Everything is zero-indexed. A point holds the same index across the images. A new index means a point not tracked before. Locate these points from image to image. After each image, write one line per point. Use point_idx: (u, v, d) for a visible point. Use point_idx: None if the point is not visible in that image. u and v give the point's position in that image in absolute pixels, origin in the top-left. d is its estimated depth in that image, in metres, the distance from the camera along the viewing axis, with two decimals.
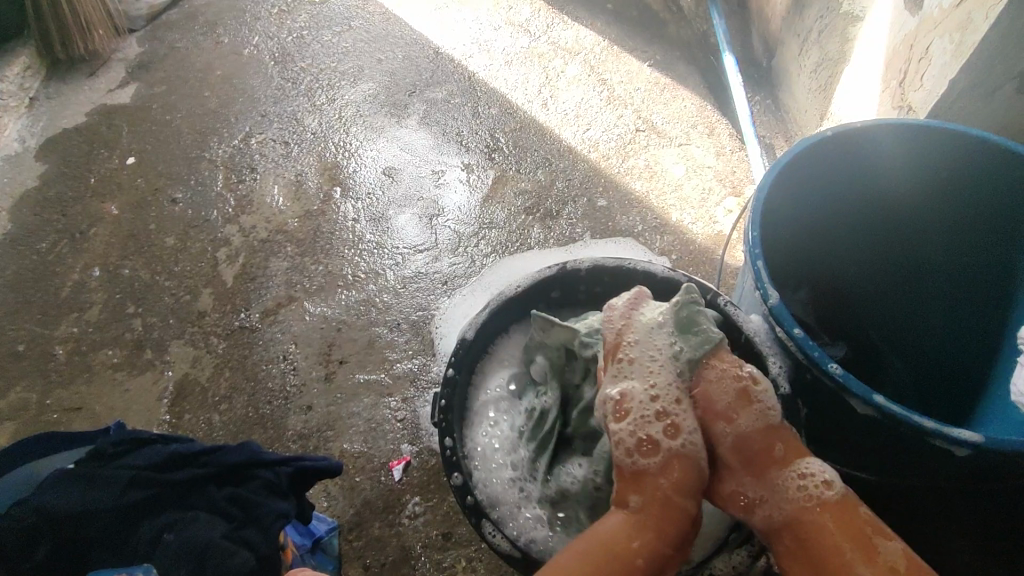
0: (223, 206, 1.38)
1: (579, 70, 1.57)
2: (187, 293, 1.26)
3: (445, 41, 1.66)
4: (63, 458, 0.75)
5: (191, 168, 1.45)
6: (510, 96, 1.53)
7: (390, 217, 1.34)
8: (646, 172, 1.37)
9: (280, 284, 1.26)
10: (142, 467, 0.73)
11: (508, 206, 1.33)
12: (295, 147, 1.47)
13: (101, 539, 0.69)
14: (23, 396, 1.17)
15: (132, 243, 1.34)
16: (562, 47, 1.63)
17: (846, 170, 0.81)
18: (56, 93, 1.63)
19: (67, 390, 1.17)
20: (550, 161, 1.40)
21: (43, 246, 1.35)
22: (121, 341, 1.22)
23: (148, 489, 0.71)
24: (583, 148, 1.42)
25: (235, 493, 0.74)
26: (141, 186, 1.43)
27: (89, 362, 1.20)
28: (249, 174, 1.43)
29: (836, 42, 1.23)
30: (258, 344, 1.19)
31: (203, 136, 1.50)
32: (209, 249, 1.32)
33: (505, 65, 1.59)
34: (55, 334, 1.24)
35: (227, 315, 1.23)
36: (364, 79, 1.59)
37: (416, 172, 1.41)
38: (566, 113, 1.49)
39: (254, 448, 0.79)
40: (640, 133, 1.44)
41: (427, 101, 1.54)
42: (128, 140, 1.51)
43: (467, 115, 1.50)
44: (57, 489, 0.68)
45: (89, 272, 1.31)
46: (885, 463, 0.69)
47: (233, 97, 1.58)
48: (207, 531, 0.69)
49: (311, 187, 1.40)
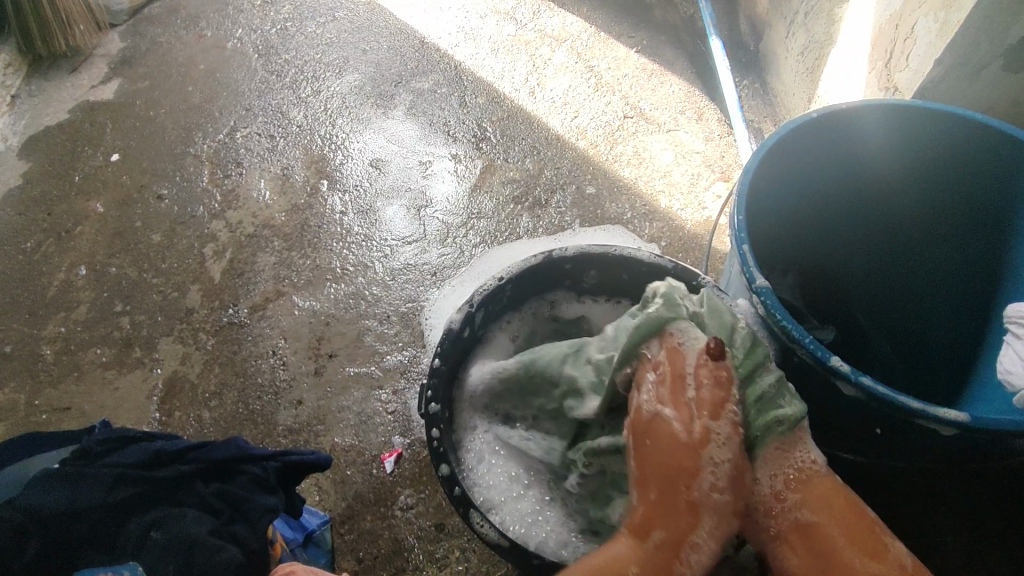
0: (209, 202, 1.37)
1: (566, 57, 1.57)
2: (175, 290, 1.25)
3: (431, 30, 1.65)
4: (48, 458, 0.73)
5: (177, 164, 1.44)
6: (498, 85, 1.52)
7: (378, 209, 1.33)
8: (634, 159, 1.36)
9: (268, 279, 1.25)
10: (128, 466, 0.72)
11: (496, 196, 1.33)
12: (281, 140, 1.46)
13: (90, 538, 0.68)
14: (12, 397, 1.16)
15: (118, 240, 1.33)
16: (549, 35, 1.62)
17: (831, 154, 0.81)
18: (38, 90, 1.61)
19: (55, 391, 1.16)
20: (538, 150, 1.39)
21: (28, 246, 1.34)
22: (110, 339, 1.21)
23: (137, 486, 0.71)
24: (571, 136, 1.42)
25: (222, 489, 0.73)
26: (125, 182, 1.42)
27: (78, 362, 1.19)
28: (235, 169, 1.42)
29: (823, 24, 1.22)
30: (247, 340, 1.18)
31: (188, 132, 1.49)
32: (196, 245, 1.31)
33: (491, 54, 1.59)
34: (42, 334, 1.23)
35: (216, 311, 1.22)
36: (349, 71, 1.58)
37: (403, 163, 1.40)
38: (554, 100, 1.48)
39: (241, 443, 0.77)
40: (628, 120, 1.43)
41: (414, 92, 1.53)
42: (112, 137, 1.50)
43: (454, 105, 1.49)
44: (42, 490, 0.67)
45: (76, 271, 1.30)
46: (868, 442, 0.69)
47: (217, 91, 1.56)
48: (195, 527, 0.69)
49: (298, 181, 1.39)
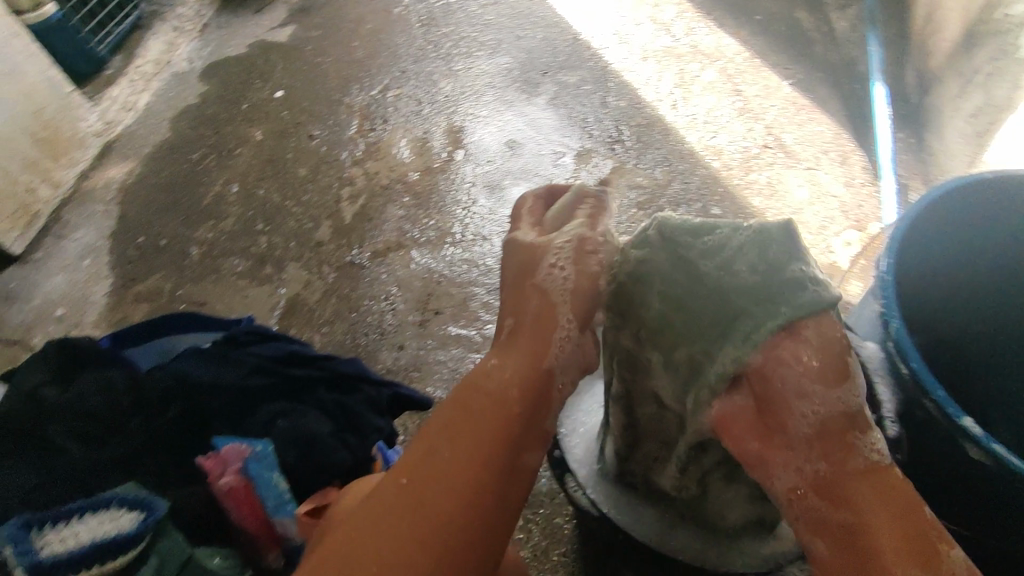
0: (353, 149, 1.48)
1: (715, 77, 1.57)
2: (310, 222, 1.36)
3: (586, 28, 1.69)
4: (195, 339, 0.83)
5: (331, 110, 1.56)
6: (642, 91, 1.54)
7: (506, 186, 1.38)
8: (766, 189, 1.34)
9: (393, 230, 1.33)
10: (266, 358, 0.80)
11: (621, 197, 1.35)
12: (427, 106, 1.55)
13: (223, 413, 0.77)
14: (157, 284, 1.30)
15: (269, 168, 1.46)
16: (702, 52, 1.62)
17: (998, 226, 0.78)
18: (226, 22, 1.79)
19: (194, 287, 1.29)
20: (670, 161, 1.40)
21: (194, 158, 1.50)
22: (247, 253, 1.33)
23: (270, 377, 0.79)
24: (706, 153, 1.41)
25: (340, 400, 0.79)
26: (284, 118, 1.55)
27: (216, 266, 1.32)
28: (382, 124, 1.52)
29: (1004, 88, 1.16)
30: (364, 280, 1.27)
31: (347, 83, 1.61)
32: (336, 185, 1.42)
33: (641, 61, 1.61)
34: (191, 236, 1.37)
35: (342, 249, 1.31)
36: (502, 53, 1.65)
37: (537, 149, 1.44)
38: (695, 116, 1.49)
39: (361, 366, 0.84)
40: (767, 149, 1.41)
41: (559, 83, 1.57)
42: (281, 76, 1.64)
43: (595, 102, 1.52)
44: (194, 361, 0.78)
45: (229, 187, 1.44)
46: (979, 518, 0.67)
47: (379, 51, 1.67)
48: (316, 425, 0.75)
49: (436, 146, 1.47)
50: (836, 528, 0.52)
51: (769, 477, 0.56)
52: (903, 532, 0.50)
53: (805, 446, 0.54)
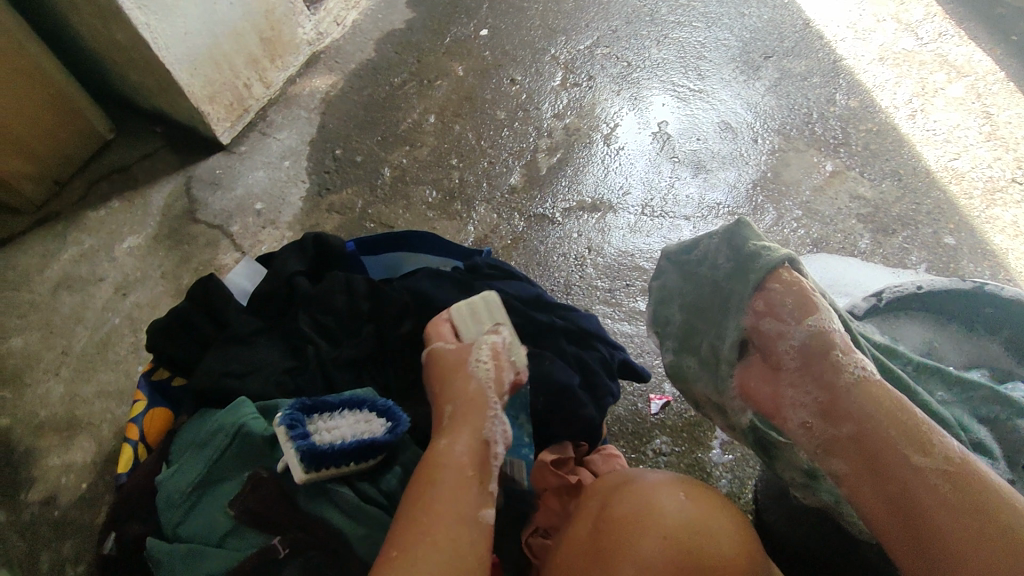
0: (555, 101, 1.43)
1: (963, 93, 1.40)
2: (503, 167, 1.34)
3: (818, 16, 1.55)
4: (422, 260, 0.93)
5: (535, 57, 1.51)
6: (875, 95, 1.40)
7: (712, 170, 1.30)
8: (1011, 229, 1.19)
9: (588, 191, 1.29)
10: (514, 297, 0.85)
11: (840, 204, 1.23)
12: (635, 70, 1.48)
13: None
14: (350, 198, 1.33)
15: (467, 105, 1.45)
16: (950, 63, 1.45)
17: None
18: None
19: (385, 208, 1.31)
20: (900, 176, 1.26)
21: (395, 82, 1.51)
22: (439, 185, 1.33)
23: (516, 317, 0.84)
24: (943, 175, 1.26)
25: (579, 354, 0.83)
26: (487, 58, 1.53)
27: (407, 192, 1.32)
28: (586, 81, 1.46)
29: None
30: (553, 236, 1.24)
31: (554, 32, 1.55)
32: (533, 135, 1.38)
33: (877, 61, 1.46)
34: (386, 158, 1.38)
35: (534, 200, 1.28)
36: (720, 28, 1.54)
37: (750, 136, 1.35)
38: (934, 132, 1.33)
39: (598, 324, 0.87)
40: (1017, 184, 1.25)
41: (781, 70, 1.45)
42: (487, 15, 1.61)
43: (820, 97, 1.40)
44: (435, 285, 0.86)
45: (426, 117, 1.44)
46: None
47: (590, 5, 1.61)
48: (559, 374, 0.80)
49: (641, 114, 1.40)
50: (849, 444, 0.66)
51: (785, 418, 0.72)
52: (895, 438, 0.64)
53: (801, 381, 0.71)
